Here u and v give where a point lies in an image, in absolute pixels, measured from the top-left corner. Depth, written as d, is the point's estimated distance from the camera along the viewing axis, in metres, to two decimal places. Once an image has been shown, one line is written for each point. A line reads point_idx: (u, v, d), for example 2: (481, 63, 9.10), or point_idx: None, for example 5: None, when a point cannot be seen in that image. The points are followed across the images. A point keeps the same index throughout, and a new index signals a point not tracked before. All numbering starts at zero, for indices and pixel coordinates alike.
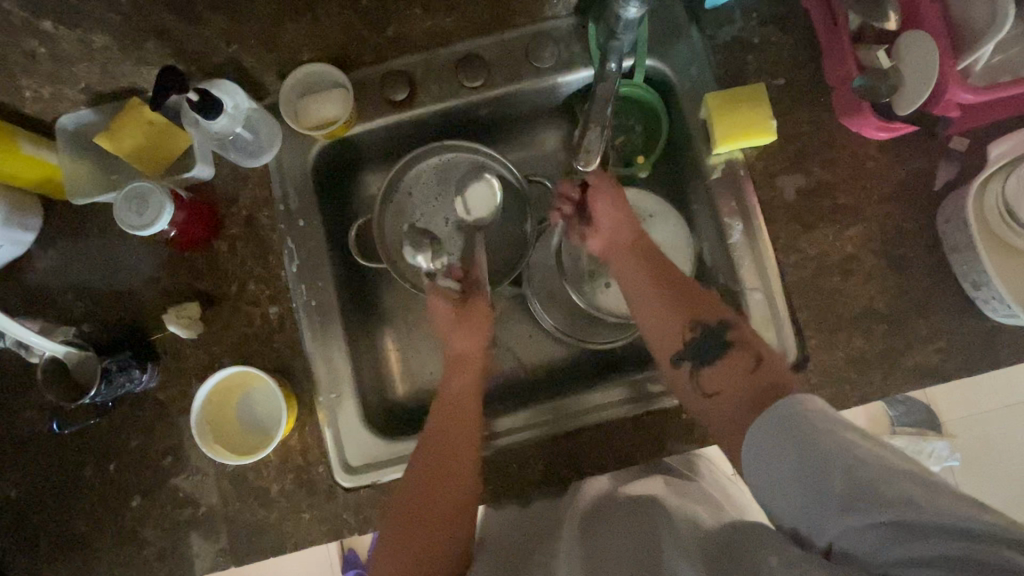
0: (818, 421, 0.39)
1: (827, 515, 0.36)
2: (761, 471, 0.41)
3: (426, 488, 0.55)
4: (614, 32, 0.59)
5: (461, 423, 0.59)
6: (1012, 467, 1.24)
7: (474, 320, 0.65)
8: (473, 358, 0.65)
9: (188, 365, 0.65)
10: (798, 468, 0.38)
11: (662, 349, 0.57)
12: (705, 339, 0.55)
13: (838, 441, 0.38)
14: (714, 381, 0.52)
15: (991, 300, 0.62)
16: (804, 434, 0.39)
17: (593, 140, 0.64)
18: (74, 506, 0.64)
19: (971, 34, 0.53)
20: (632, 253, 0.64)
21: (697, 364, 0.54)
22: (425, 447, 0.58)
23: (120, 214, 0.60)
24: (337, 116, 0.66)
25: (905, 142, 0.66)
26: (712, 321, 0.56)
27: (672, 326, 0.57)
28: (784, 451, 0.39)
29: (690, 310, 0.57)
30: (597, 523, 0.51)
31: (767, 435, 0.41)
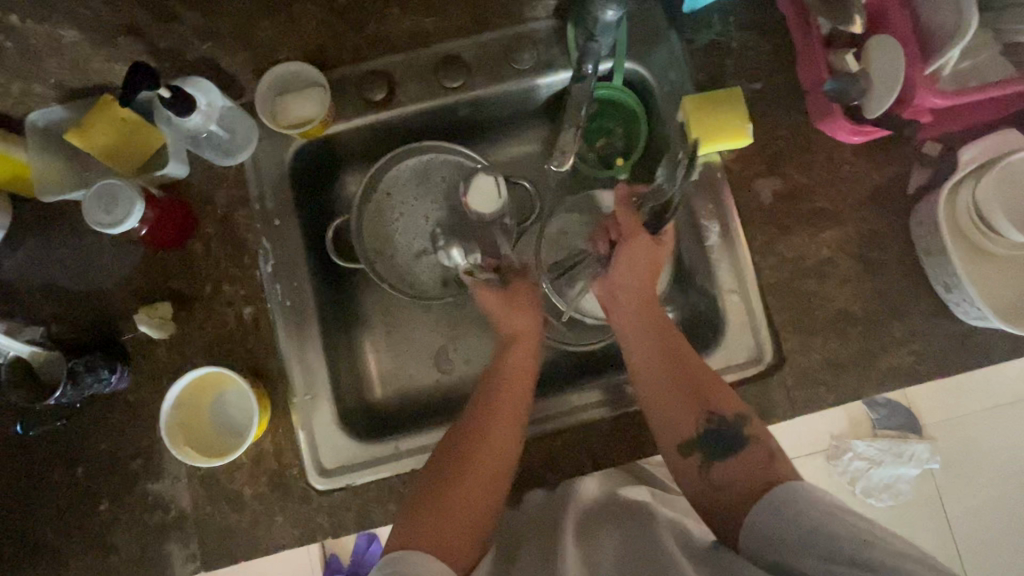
0: (826, 504, 0.45)
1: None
2: (773, 535, 0.46)
3: (463, 470, 0.54)
4: (592, 35, 0.61)
5: (508, 398, 0.59)
6: (991, 470, 1.26)
7: (520, 297, 0.65)
8: (528, 337, 0.63)
9: (160, 366, 0.64)
10: (805, 539, 0.44)
11: (671, 435, 0.57)
12: (719, 434, 0.55)
13: (846, 524, 0.43)
14: (724, 474, 0.53)
15: (962, 303, 0.62)
16: (814, 514, 0.45)
17: (568, 141, 0.66)
18: (41, 511, 0.63)
19: (939, 39, 0.54)
20: (646, 313, 0.62)
21: (708, 459, 0.55)
22: (467, 428, 0.57)
23: (88, 211, 0.59)
24: (314, 115, 0.65)
25: (879, 146, 0.67)
26: (728, 415, 0.56)
27: (685, 413, 0.56)
28: (794, 526, 0.45)
29: (705, 400, 0.57)
30: (603, 529, 0.54)
31: (780, 510, 0.47)
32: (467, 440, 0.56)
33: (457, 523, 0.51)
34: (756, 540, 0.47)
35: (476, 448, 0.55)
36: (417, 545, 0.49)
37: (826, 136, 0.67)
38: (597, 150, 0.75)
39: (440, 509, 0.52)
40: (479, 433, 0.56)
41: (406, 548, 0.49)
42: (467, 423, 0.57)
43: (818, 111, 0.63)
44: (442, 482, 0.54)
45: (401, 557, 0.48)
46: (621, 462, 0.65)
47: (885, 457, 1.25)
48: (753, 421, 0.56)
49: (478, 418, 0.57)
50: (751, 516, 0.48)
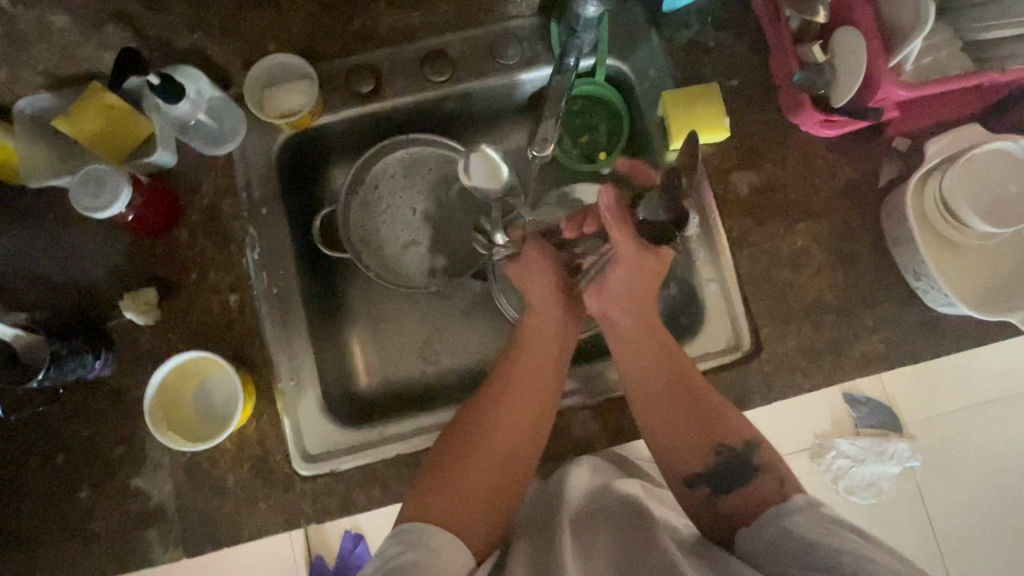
0: (827, 519, 0.46)
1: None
2: (776, 547, 0.46)
3: (478, 449, 0.56)
4: (574, 30, 0.61)
5: (519, 394, 0.59)
6: (970, 467, 1.28)
7: (532, 261, 0.66)
8: (545, 310, 0.64)
9: (144, 352, 0.64)
10: (802, 547, 0.44)
11: (677, 468, 0.57)
12: (729, 467, 0.55)
13: (845, 538, 0.43)
14: (729, 503, 0.54)
15: (930, 290, 0.65)
16: (812, 526, 0.45)
17: (548, 127, 0.67)
18: (20, 499, 0.62)
19: (900, 33, 0.56)
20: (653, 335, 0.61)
21: (717, 492, 0.55)
22: (482, 405, 0.59)
23: (75, 195, 0.60)
24: (301, 106, 0.66)
25: (850, 141, 0.70)
26: (737, 446, 0.56)
27: (693, 445, 0.56)
28: (794, 535, 0.46)
29: (712, 433, 0.56)
30: (594, 529, 0.53)
31: (783, 522, 0.48)
32: (482, 419, 0.58)
33: (470, 500, 0.53)
34: (759, 547, 0.48)
35: (490, 429, 0.57)
36: (428, 516, 0.52)
37: (799, 130, 0.70)
38: (581, 146, 0.77)
39: (451, 484, 0.54)
40: (492, 411, 0.58)
41: (417, 520, 0.52)
42: (481, 402, 0.60)
43: (791, 104, 0.65)
44: (455, 458, 0.56)
45: (412, 530, 0.51)
46: (604, 449, 0.66)
47: (866, 455, 1.26)
48: (763, 450, 0.56)
49: (481, 420, 0.58)
50: (756, 527, 0.50)
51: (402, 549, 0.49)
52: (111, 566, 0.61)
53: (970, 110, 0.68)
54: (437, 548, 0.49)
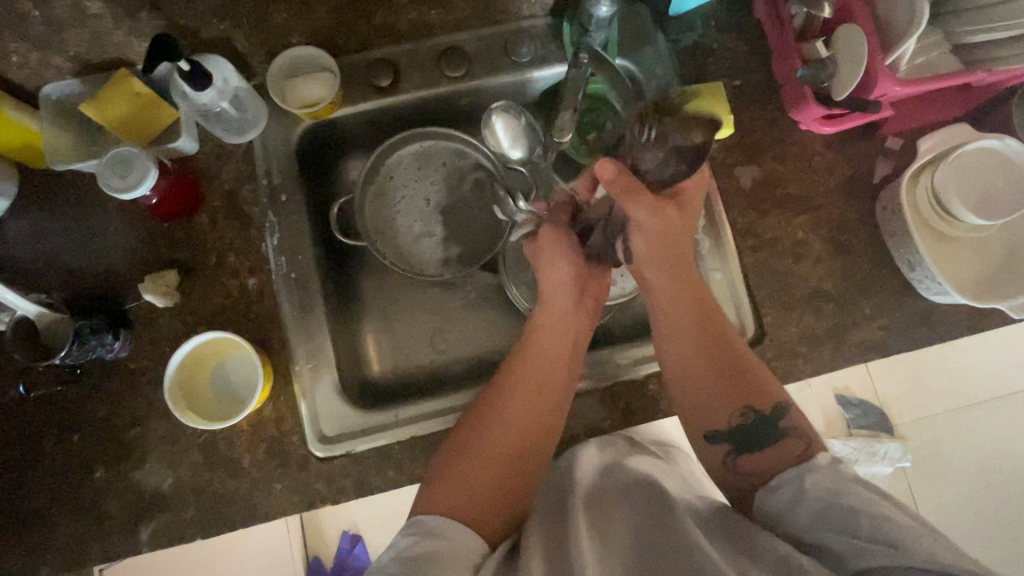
0: (844, 478, 0.49)
1: (845, 544, 0.45)
2: (796, 506, 0.49)
3: (482, 438, 0.56)
4: (586, 29, 0.65)
5: (523, 384, 0.58)
6: (959, 469, 1.31)
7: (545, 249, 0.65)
8: (559, 294, 0.63)
9: (162, 333, 0.65)
10: (823, 507, 0.47)
11: (703, 425, 0.58)
12: (754, 430, 0.56)
13: (864, 498, 0.46)
14: (750, 460, 0.55)
15: (925, 280, 0.68)
16: (833, 484, 0.48)
17: (564, 117, 0.67)
18: (34, 479, 0.62)
19: (895, 33, 0.61)
20: (690, 295, 0.61)
21: (736, 450, 0.56)
22: (496, 387, 0.59)
23: (102, 176, 0.61)
24: (322, 97, 0.68)
25: (846, 140, 0.73)
26: (764, 408, 0.56)
27: (721, 405, 0.57)
28: (813, 494, 0.49)
29: (739, 394, 0.57)
30: (607, 503, 0.54)
31: (801, 478, 0.50)
32: (485, 408, 0.58)
33: (485, 481, 0.54)
34: (776, 506, 0.51)
35: (495, 417, 0.57)
36: (437, 509, 0.52)
37: (799, 128, 0.73)
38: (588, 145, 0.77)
39: (461, 472, 0.54)
40: (505, 392, 0.58)
41: (433, 513, 0.52)
42: (495, 381, 0.60)
43: (794, 97, 0.69)
44: (468, 439, 0.56)
45: (423, 520, 0.51)
46: (615, 432, 0.68)
47: (858, 456, 1.29)
48: (791, 414, 0.56)
49: (489, 406, 0.58)
50: (771, 487, 0.52)
51: (414, 540, 0.49)
52: (124, 546, 0.61)
53: (958, 111, 0.72)
54: (452, 535, 0.50)
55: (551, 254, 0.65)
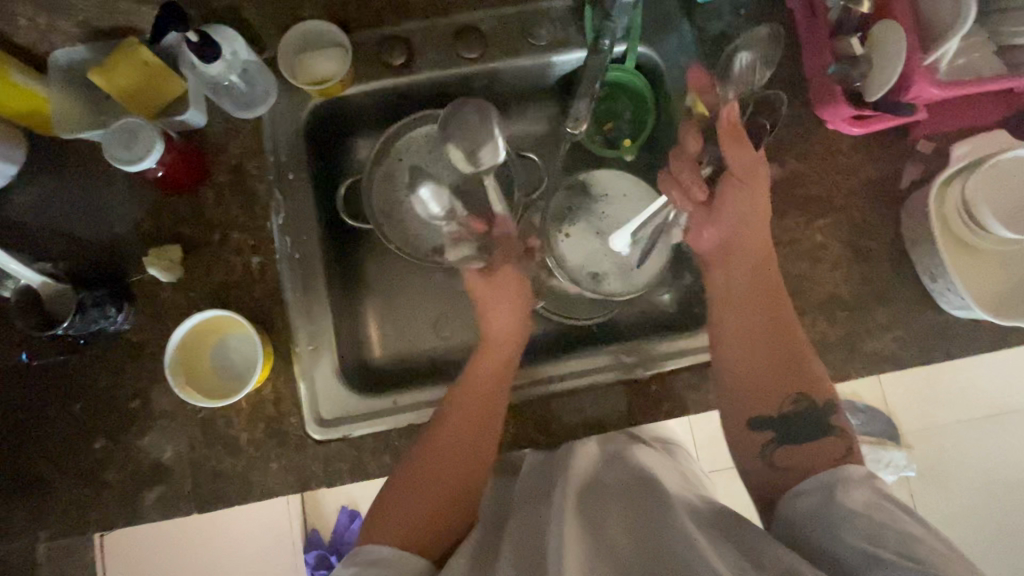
0: (873, 493, 0.47)
1: (863, 556, 0.43)
2: (816, 517, 0.47)
3: (437, 464, 0.56)
4: (609, 14, 0.62)
5: (474, 408, 0.58)
6: (964, 481, 1.29)
7: (504, 284, 0.64)
8: (508, 343, 0.63)
9: (164, 307, 0.65)
10: (847, 517, 0.45)
11: (750, 409, 0.57)
12: (807, 417, 0.55)
13: (894, 517, 0.44)
14: (789, 458, 0.54)
15: (946, 293, 0.65)
16: (859, 497, 0.47)
17: (581, 108, 0.68)
18: (38, 445, 0.63)
19: (939, 31, 0.58)
20: (759, 278, 0.61)
21: (777, 440, 0.55)
22: (437, 429, 0.58)
23: (109, 148, 0.60)
24: (334, 74, 0.67)
25: (873, 142, 0.70)
26: (817, 400, 0.56)
27: (773, 392, 0.57)
28: (838, 503, 0.47)
29: (794, 383, 0.57)
30: (603, 498, 0.54)
31: (828, 489, 0.49)
32: (434, 434, 0.57)
33: (445, 511, 0.54)
34: (796, 515, 0.49)
35: (446, 442, 0.57)
36: (385, 538, 0.51)
37: (825, 127, 0.70)
38: (603, 133, 0.77)
39: (409, 496, 0.54)
40: (452, 433, 0.57)
41: (377, 541, 0.51)
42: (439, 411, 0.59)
43: (820, 97, 0.65)
44: (419, 475, 0.55)
45: (370, 548, 0.50)
46: (616, 430, 0.66)
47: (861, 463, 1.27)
48: (838, 415, 0.55)
49: (435, 434, 0.57)
50: (793, 496, 0.50)
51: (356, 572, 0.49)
52: (122, 515, 0.62)
53: (996, 117, 0.68)
54: (395, 561, 0.49)
55: (490, 301, 0.64)
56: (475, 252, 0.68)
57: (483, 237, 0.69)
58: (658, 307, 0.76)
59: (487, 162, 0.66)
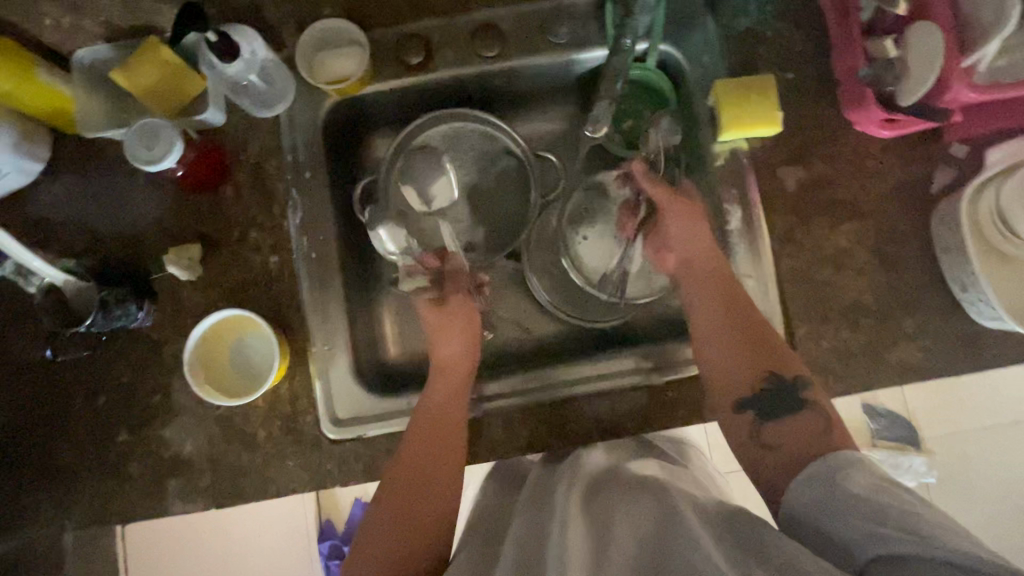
0: (875, 475, 0.42)
1: (863, 542, 0.39)
2: (817, 503, 0.43)
3: (404, 498, 0.54)
4: (631, 11, 0.60)
5: (435, 436, 0.57)
6: (987, 489, 1.26)
7: (455, 313, 0.65)
8: (458, 366, 0.63)
9: (184, 305, 0.66)
10: (850, 499, 0.41)
11: (726, 392, 0.57)
12: (783, 392, 0.55)
13: (895, 495, 0.40)
14: (777, 434, 0.52)
15: (977, 303, 0.63)
16: (858, 478, 0.42)
17: (602, 112, 0.65)
18: (62, 437, 0.65)
19: (980, 30, 0.55)
20: (717, 287, 0.62)
21: (760, 417, 0.54)
22: (401, 462, 0.56)
23: (129, 147, 0.60)
24: (351, 72, 0.66)
25: (903, 145, 0.68)
26: (787, 375, 0.56)
27: (744, 373, 0.57)
28: (840, 486, 0.43)
29: (760, 362, 0.57)
30: (601, 500, 0.52)
31: (831, 473, 0.44)
32: (399, 468, 0.56)
33: (422, 543, 0.51)
34: (800, 507, 0.45)
35: (411, 474, 0.55)
36: None
37: (854, 129, 0.68)
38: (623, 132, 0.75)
39: (381, 534, 0.52)
40: (416, 463, 0.56)
41: None
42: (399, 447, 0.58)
43: (852, 99, 0.64)
44: (391, 510, 0.53)
45: None
46: (630, 435, 0.65)
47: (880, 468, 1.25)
48: (810, 387, 0.55)
49: (401, 468, 0.56)
50: (793, 488, 0.46)
51: None
52: (144, 507, 0.64)
53: None
54: None
55: (444, 328, 0.65)
56: (429, 285, 0.67)
57: (437, 272, 0.68)
58: (676, 310, 0.75)
59: (438, 203, 0.74)
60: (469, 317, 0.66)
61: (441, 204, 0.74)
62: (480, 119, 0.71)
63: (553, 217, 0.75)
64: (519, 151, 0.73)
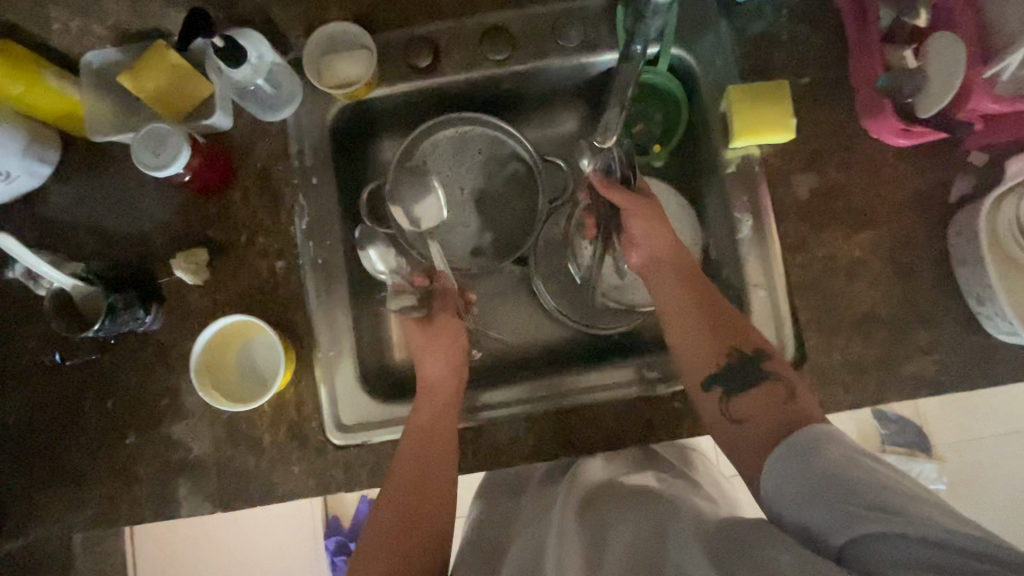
0: (845, 447, 0.42)
1: (839, 523, 0.38)
2: (789, 483, 0.42)
3: (405, 514, 0.53)
4: (642, 15, 0.57)
5: (432, 452, 0.57)
6: (998, 496, 1.24)
7: (443, 333, 0.64)
8: (449, 381, 0.62)
9: (191, 309, 0.66)
10: (826, 477, 0.40)
11: (692, 369, 0.56)
12: (746, 368, 0.54)
13: (868, 469, 0.40)
14: (741, 408, 0.52)
15: (993, 317, 0.62)
16: (830, 454, 0.42)
17: (610, 119, 0.62)
18: (72, 439, 0.65)
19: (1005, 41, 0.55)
20: (674, 274, 0.60)
21: (728, 392, 0.53)
22: (397, 478, 0.55)
23: (137, 152, 0.60)
24: (358, 76, 0.66)
25: (921, 153, 0.66)
26: (750, 349, 0.54)
27: (709, 349, 0.55)
28: (812, 466, 0.42)
29: (725, 337, 0.56)
30: (594, 515, 0.52)
31: (801, 453, 0.43)
32: (397, 484, 0.55)
33: (424, 557, 0.51)
34: (774, 492, 0.43)
35: (410, 490, 0.54)
36: None
37: (870, 136, 0.67)
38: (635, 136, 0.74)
39: (382, 551, 0.51)
40: (415, 479, 0.55)
41: None
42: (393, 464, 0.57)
43: (869, 106, 0.63)
44: (392, 527, 0.52)
45: None
46: (637, 445, 0.65)
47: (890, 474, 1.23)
48: (774, 360, 0.54)
49: (399, 485, 0.55)
50: (767, 471, 0.44)
51: None
52: (152, 509, 0.64)
53: None
54: None
55: (430, 346, 0.64)
56: (417, 303, 0.66)
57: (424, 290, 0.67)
58: None
59: (427, 222, 0.71)
60: (456, 330, 0.65)
61: (431, 223, 0.71)
62: (484, 118, 0.71)
63: (558, 223, 0.74)
64: (527, 156, 0.72)
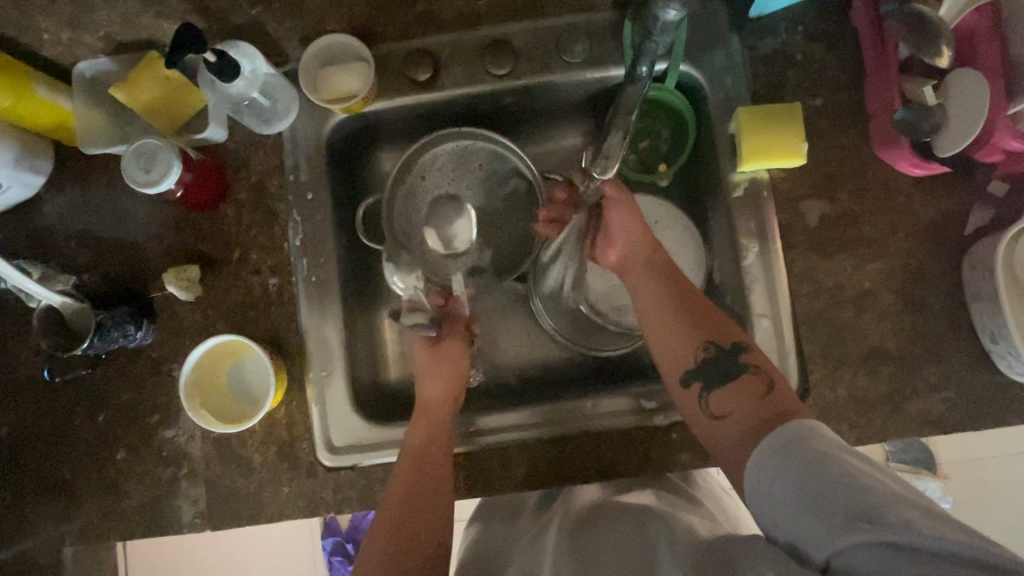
0: (826, 444, 0.40)
1: (823, 532, 0.37)
2: (770, 490, 0.41)
3: (399, 533, 0.53)
4: (649, 33, 0.54)
5: (423, 473, 0.57)
6: (1003, 517, 1.22)
7: (448, 358, 0.65)
8: (441, 405, 0.62)
9: (183, 324, 0.65)
10: (808, 483, 0.39)
11: (673, 363, 0.56)
12: (718, 364, 0.54)
13: (846, 466, 0.38)
14: (722, 402, 0.52)
15: (1006, 355, 0.59)
16: (808, 455, 0.40)
17: (613, 146, 0.58)
18: (63, 452, 0.65)
19: None
20: (644, 269, 0.62)
21: (706, 386, 0.53)
22: (391, 499, 0.56)
23: (127, 168, 0.59)
24: (356, 90, 0.64)
25: (937, 181, 0.64)
26: (725, 342, 0.55)
27: (686, 342, 0.56)
28: (792, 471, 0.40)
29: (701, 329, 0.56)
30: (587, 527, 0.52)
31: (779, 457, 0.42)
32: (390, 505, 0.55)
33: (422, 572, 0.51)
34: (758, 499, 0.42)
35: (404, 510, 0.55)
36: None
37: (884, 163, 0.64)
38: (638, 153, 0.72)
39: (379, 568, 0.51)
40: (408, 498, 0.55)
41: None
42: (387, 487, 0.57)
43: (883, 138, 0.61)
44: (388, 546, 0.52)
45: None
46: (636, 476, 0.63)
47: None
48: (750, 351, 0.54)
49: (393, 506, 0.55)
50: (749, 475, 0.43)
51: None
52: (141, 525, 0.64)
53: None
54: None
55: (432, 369, 0.64)
56: (428, 322, 0.66)
57: (438, 311, 0.67)
58: None
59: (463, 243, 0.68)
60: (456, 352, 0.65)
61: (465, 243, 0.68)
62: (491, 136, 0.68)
63: None
64: (529, 173, 0.70)
